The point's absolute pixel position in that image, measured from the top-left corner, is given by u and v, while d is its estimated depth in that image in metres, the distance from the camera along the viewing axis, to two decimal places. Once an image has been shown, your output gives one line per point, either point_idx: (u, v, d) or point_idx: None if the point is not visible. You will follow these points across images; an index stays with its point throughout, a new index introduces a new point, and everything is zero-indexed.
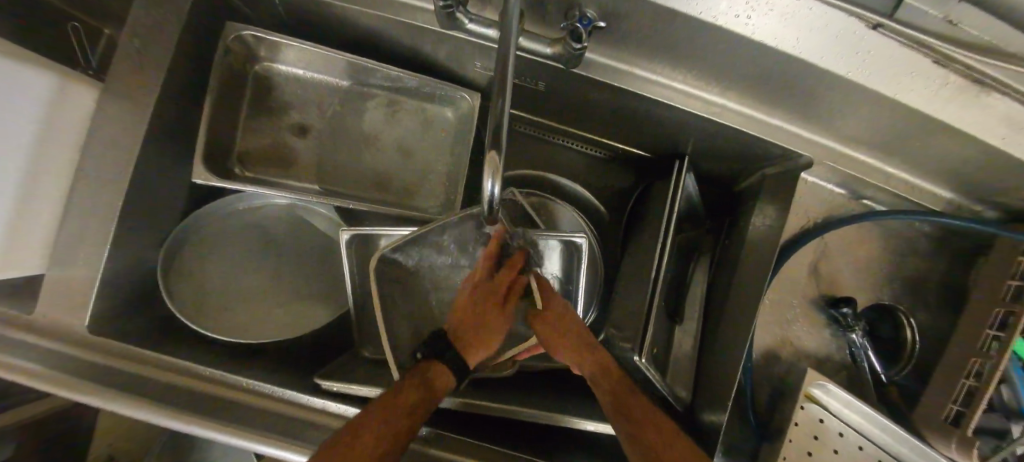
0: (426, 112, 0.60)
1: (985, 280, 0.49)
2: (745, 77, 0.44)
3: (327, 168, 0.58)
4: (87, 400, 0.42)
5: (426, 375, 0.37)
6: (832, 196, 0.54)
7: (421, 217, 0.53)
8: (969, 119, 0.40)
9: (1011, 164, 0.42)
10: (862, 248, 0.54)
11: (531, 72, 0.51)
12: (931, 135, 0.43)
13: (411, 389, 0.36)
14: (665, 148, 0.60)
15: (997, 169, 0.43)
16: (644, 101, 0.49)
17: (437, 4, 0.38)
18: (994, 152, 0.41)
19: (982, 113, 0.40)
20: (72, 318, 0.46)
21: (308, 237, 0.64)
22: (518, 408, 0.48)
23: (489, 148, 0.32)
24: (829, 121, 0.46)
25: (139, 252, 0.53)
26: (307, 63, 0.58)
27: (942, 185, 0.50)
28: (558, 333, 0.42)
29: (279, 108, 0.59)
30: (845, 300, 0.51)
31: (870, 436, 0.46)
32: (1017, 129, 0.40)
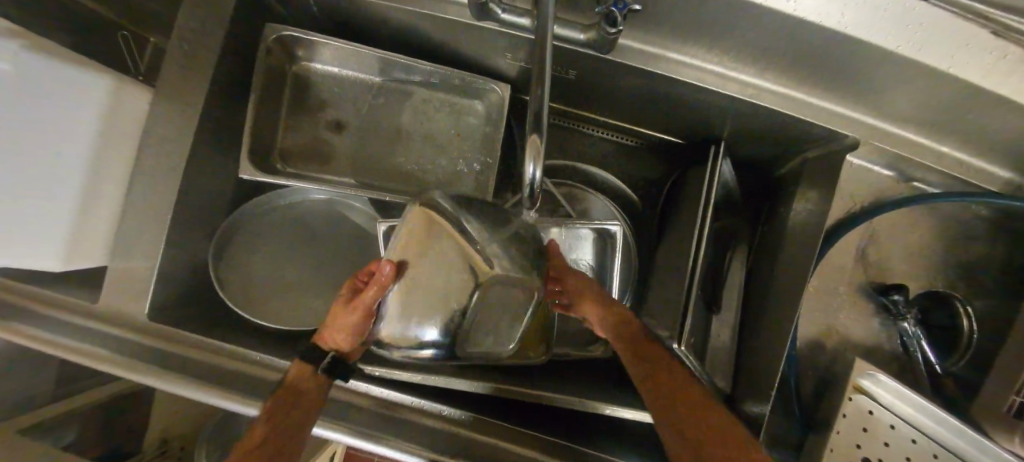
0: (457, 105, 0.61)
1: None
2: (788, 57, 0.43)
3: (362, 162, 0.60)
4: (144, 379, 0.45)
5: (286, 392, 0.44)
6: (880, 179, 0.51)
7: None
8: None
9: None
10: (913, 233, 0.52)
11: (562, 60, 0.51)
12: (992, 111, 0.41)
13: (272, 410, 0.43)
14: (700, 133, 0.58)
15: None
16: (677, 85, 0.49)
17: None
18: None
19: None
20: (134, 306, 0.49)
21: (346, 230, 0.66)
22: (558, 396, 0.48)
23: (530, 133, 0.33)
24: (876, 100, 0.44)
25: (191, 245, 0.57)
26: (342, 61, 0.59)
27: (1004, 165, 0.47)
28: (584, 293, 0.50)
29: (316, 105, 0.61)
30: (896, 286, 0.49)
31: (920, 427, 0.45)
32: None
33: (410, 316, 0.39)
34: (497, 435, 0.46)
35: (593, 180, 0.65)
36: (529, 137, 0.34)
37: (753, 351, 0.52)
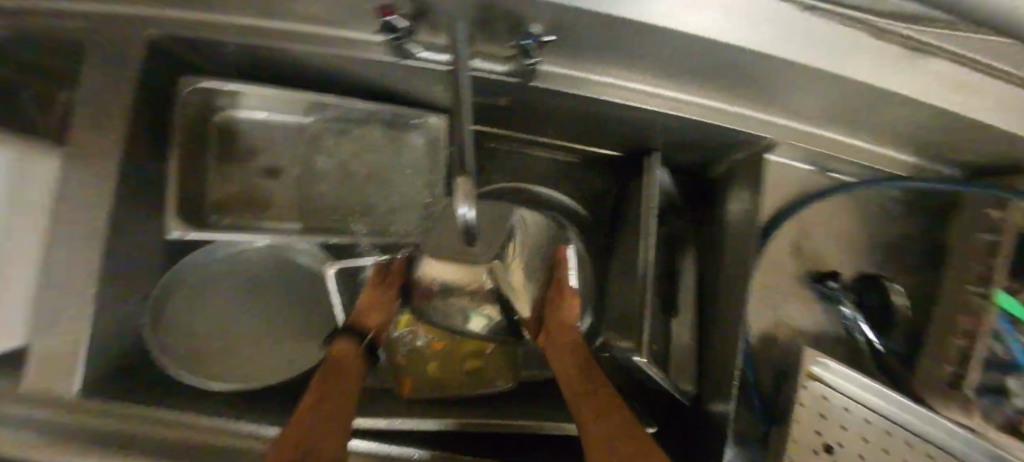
0: (397, 139, 0.61)
1: (962, 237, 0.50)
2: (699, 72, 0.45)
3: (306, 206, 0.59)
4: None
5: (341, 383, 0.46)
6: (803, 174, 0.54)
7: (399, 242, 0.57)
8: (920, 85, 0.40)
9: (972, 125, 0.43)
10: (840, 222, 0.55)
11: (492, 88, 0.51)
12: (890, 105, 0.43)
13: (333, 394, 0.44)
14: (634, 145, 0.60)
15: (961, 131, 0.44)
16: (605, 104, 0.50)
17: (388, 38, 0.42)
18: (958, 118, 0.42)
19: (939, 79, 0.40)
20: (53, 390, 0.44)
21: (293, 278, 0.63)
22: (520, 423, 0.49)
23: (460, 175, 0.34)
24: (784, 103, 0.47)
25: (119, 315, 0.52)
26: (272, 107, 0.57)
27: (906, 151, 0.51)
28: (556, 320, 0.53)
29: (249, 153, 0.59)
30: (830, 274, 0.51)
31: (873, 407, 0.46)
32: (970, 92, 0.41)
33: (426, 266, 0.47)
34: None
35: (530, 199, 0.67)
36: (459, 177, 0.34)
37: (711, 352, 0.53)
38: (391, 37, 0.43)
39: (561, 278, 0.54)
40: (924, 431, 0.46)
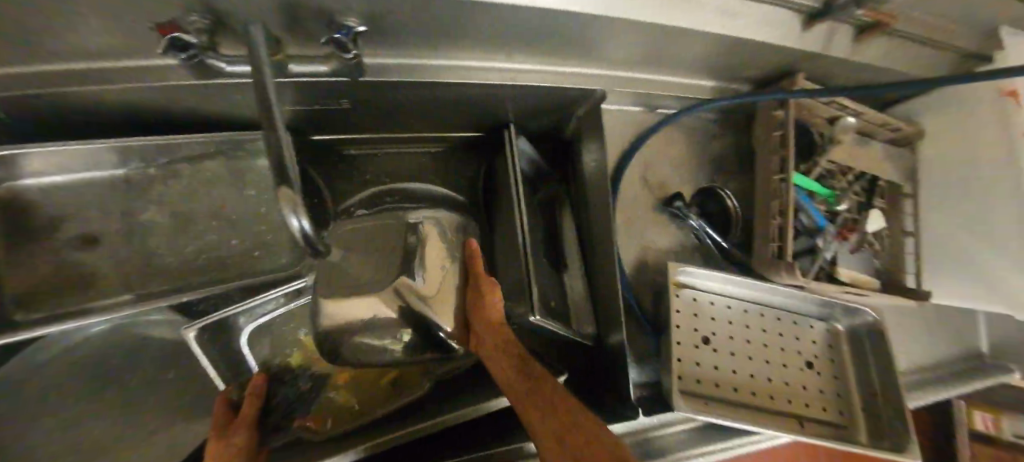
0: (240, 169, 0.56)
1: (760, 138, 0.60)
2: (518, 40, 0.47)
3: (142, 272, 0.50)
4: None
5: None
6: (635, 115, 0.61)
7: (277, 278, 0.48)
8: (698, 19, 0.46)
9: (741, 45, 0.51)
10: (674, 149, 0.63)
11: (324, 93, 0.49)
12: (679, 40, 0.49)
13: None
14: (490, 121, 0.62)
15: (736, 51, 0.53)
16: (444, 87, 0.50)
17: (177, 57, 0.36)
18: (731, 41, 0.50)
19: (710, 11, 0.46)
20: None
21: (157, 350, 0.57)
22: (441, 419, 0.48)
23: (281, 186, 0.33)
24: (599, 55, 0.52)
25: None
26: (63, 166, 0.48)
27: (705, 77, 0.60)
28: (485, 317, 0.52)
29: (47, 226, 0.49)
30: (677, 195, 0.58)
31: (730, 295, 0.56)
32: (735, 18, 0.48)
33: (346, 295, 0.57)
34: None
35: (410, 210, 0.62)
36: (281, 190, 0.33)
37: (599, 290, 0.58)
38: (180, 57, 0.37)
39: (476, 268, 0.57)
40: (769, 300, 0.56)
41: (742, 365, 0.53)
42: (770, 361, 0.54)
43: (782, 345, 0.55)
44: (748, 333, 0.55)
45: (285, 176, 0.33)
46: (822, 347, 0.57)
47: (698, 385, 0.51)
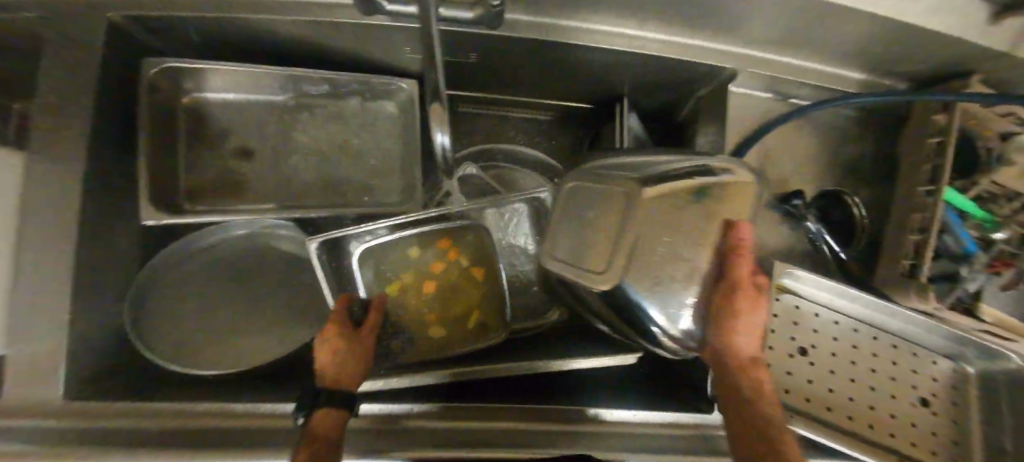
0: (368, 111, 0.60)
1: (909, 146, 0.54)
2: (663, 7, 0.46)
3: (282, 188, 0.57)
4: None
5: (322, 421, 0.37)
6: (763, 103, 0.57)
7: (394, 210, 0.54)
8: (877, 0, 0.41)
9: (919, 35, 0.45)
10: (800, 145, 0.58)
11: (463, 44, 0.51)
12: (842, 22, 0.45)
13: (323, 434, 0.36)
14: (606, 93, 0.61)
15: (909, 42, 0.46)
16: (573, 49, 0.50)
17: None
18: (909, 29, 0.44)
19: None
20: (37, 390, 0.42)
21: (274, 262, 0.61)
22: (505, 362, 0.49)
23: (432, 103, 0.41)
24: (740, 32, 0.49)
25: (103, 311, 0.51)
26: (236, 86, 0.56)
27: (855, 70, 0.54)
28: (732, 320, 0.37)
29: (217, 135, 0.57)
30: (796, 192, 0.54)
31: (840, 309, 0.51)
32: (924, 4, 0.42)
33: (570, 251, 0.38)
34: (477, 419, 0.45)
35: (627, 164, 0.39)
36: (432, 106, 0.41)
37: None
38: None
39: (739, 272, 0.36)
40: (886, 325, 0.50)
41: (839, 385, 0.50)
42: (876, 389, 0.50)
43: (892, 375, 0.50)
44: (852, 354, 0.51)
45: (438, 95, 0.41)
46: (942, 386, 0.50)
47: (786, 394, 0.49)
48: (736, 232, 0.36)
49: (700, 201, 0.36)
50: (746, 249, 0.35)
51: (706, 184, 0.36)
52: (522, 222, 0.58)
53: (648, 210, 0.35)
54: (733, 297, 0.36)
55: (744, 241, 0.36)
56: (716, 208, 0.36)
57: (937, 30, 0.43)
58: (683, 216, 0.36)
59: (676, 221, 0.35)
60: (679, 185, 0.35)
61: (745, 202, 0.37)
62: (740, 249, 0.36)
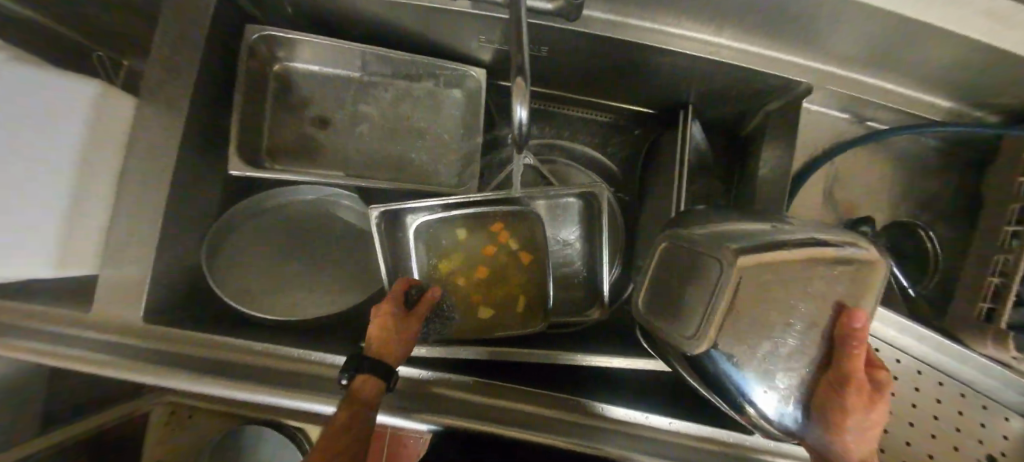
0: (436, 95, 0.63)
1: (998, 183, 0.51)
2: (743, 14, 0.45)
3: (349, 156, 0.61)
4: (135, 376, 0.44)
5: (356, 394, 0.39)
6: (836, 123, 0.56)
7: (451, 190, 0.56)
8: (978, 24, 0.39)
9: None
10: (867, 172, 0.57)
11: (536, 37, 0.52)
12: (937, 44, 0.42)
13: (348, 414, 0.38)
14: (670, 100, 0.61)
15: (1012, 73, 0.43)
16: (643, 49, 0.51)
17: None
18: (1014, 57, 0.41)
19: (997, 17, 0.39)
20: (124, 312, 0.47)
21: (334, 225, 0.65)
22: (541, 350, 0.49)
23: (516, 76, 0.40)
24: (821, 45, 0.47)
25: (183, 250, 0.56)
26: (321, 58, 0.60)
27: (945, 98, 0.51)
28: (842, 423, 0.32)
29: (299, 103, 0.62)
30: (864, 220, 0.53)
31: (906, 349, 0.47)
32: None
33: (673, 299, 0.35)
34: (513, 399, 0.46)
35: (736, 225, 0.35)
36: (514, 79, 0.41)
37: None
38: None
39: (853, 366, 0.31)
40: (956, 371, 0.47)
41: (894, 426, 0.47)
42: (936, 437, 0.46)
43: (956, 425, 0.47)
44: (914, 396, 0.47)
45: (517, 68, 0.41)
46: (1012, 445, 0.46)
47: None
48: (848, 320, 0.31)
49: (817, 277, 0.31)
50: (861, 341, 0.30)
51: (825, 258, 0.31)
52: (574, 214, 0.59)
53: (753, 280, 0.30)
54: (842, 393, 0.31)
55: (859, 331, 0.31)
56: (832, 287, 0.31)
57: None
58: (784, 292, 0.31)
59: (789, 291, 0.31)
60: (792, 258, 0.30)
61: (870, 283, 0.32)
62: (857, 341, 0.31)
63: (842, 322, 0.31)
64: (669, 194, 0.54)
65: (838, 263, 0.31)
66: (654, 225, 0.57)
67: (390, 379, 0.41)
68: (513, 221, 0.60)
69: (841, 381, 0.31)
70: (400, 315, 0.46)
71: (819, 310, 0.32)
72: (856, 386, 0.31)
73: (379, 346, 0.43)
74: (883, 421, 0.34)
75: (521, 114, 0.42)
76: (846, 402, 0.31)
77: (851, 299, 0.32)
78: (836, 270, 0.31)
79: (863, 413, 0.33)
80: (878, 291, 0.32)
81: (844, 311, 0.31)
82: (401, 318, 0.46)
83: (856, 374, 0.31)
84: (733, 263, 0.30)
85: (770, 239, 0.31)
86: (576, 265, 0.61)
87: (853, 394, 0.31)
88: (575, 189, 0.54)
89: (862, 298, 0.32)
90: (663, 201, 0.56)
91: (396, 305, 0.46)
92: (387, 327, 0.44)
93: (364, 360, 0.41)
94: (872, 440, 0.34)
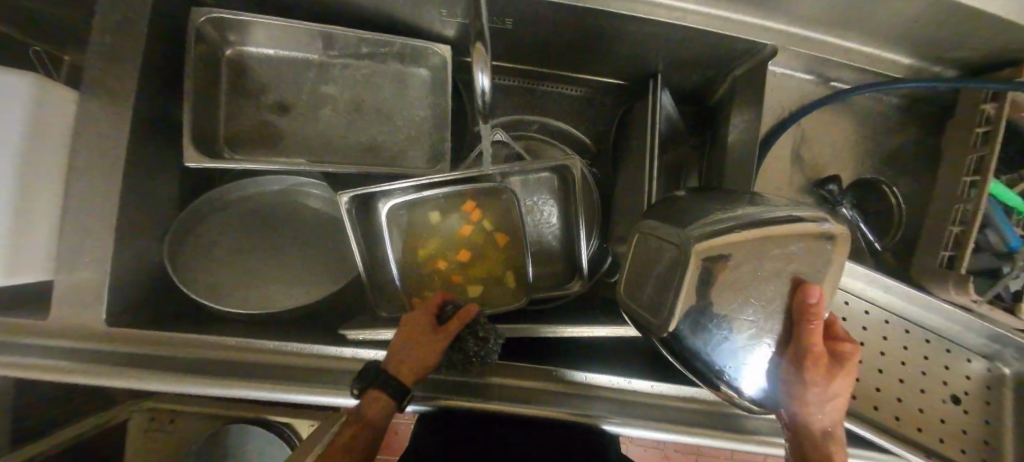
0: (401, 75, 0.61)
1: (954, 136, 0.52)
2: None
3: (314, 142, 0.58)
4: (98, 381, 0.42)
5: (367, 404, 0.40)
6: (801, 85, 0.56)
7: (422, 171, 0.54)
8: None
9: (976, 16, 0.43)
10: (831, 132, 0.58)
11: (499, 8, 0.51)
12: None
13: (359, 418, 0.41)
14: (639, 69, 0.61)
15: (965, 25, 0.44)
16: (608, 17, 0.50)
17: None
18: (967, 9, 0.42)
19: None
20: (81, 317, 0.45)
21: (305, 215, 0.63)
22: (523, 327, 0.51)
23: (476, 42, 0.40)
24: (784, 5, 0.47)
25: (143, 250, 0.53)
26: (276, 40, 0.58)
27: (903, 54, 0.52)
28: (805, 394, 0.33)
29: (257, 88, 0.59)
30: (830, 179, 0.55)
31: (873, 300, 0.49)
32: None
33: (645, 272, 0.35)
34: (497, 375, 0.46)
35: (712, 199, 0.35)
36: (474, 45, 0.40)
37: None
38: None
39: (811, 340, 0.31)
40: (921, 318, 0.49)
41: (866, 374, 0.49)
42: (905, 382, 0.48)
43: (922, 369, 0.49)
44: (882, 346, 0.49)
45: (480, 33, 0.40)
46: (973, 385, 0.49)
47: None
48: (804, 294, 0.31)
49: (778, 254, 0.31)
50: (814, 316, 0.30)
51: (785, 236, 0.30)
52: (552, 192, 0.59)
53: (713, 258, 0.30)
54: (801, 366, 0.32)
55: (814, 305, 0.31)
56: (792, 263, 0.31)
57: (997, 11, 0.41)
58: (745, 272, 0.31)
59: (750, 269, 0.31)
60: (751, 235, 0.30)
61: (833, 258, 0.31)
62: (813, 316, 0.31)
63: (797, 296, 0.31)
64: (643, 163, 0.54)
65: (799, 239, 0.30)
66: (631, 197, 0.57)
67: (403, 398, 0.41)
68: (489, 201, 0.59)
69: (800, 354, 0.32)
70: (429, 332, 0.44)
71: (777, 287, 0.32)
72: (813, 358, 0.31)
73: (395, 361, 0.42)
74: (849, 395, 0.34)
75: (483, 83, 0.42)
76: (806, 375, 0.32)
77: (809, 275, 0.31)
78: (798, 248, 0.31)
79: (824, 386, 0.33)
80: (841, 265, 0.32)
81: (801, 287, 0.31)
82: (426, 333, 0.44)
83: (811, 347, 0.31)
84: (691, 245, 0.30)
85: (730, 218, 0.31)
86: (556, 242, 0.61)
87: (812, 367, 0.32)
88: (550, 165, 0.53)
89: (823, 274, 0.32)
90: (637, 172, 0.56)
91: (424, 320, 0.45)
92: (408, 343, 0.43)
93: (379, 375, 0.41)
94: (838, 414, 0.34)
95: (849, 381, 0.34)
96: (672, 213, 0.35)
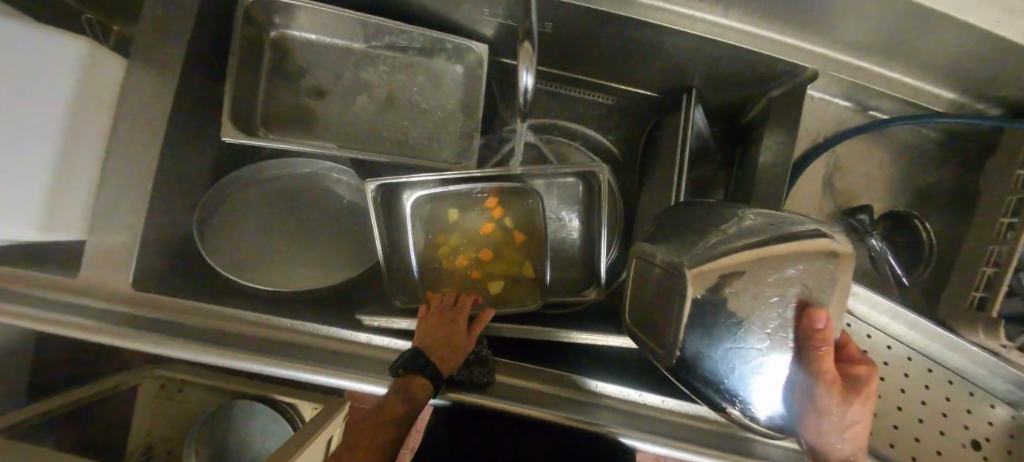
0: (436, 70, 0.62)
1: (995, 175, 0.51)
2: None
3: (346, 129, 0.59)
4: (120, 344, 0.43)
5: (409, 386, 0.40)
6: (837, 112, 0.56)
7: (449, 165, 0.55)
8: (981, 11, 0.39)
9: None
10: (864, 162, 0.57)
11: (542, 12, 0.52)
12: (944, 30, 0.42)
13: (395, 403, 0.39)
14: (674, 83, 0.61)
15: (1015, 63, 0.43)
16: (648, 29, 0.50)
17: None
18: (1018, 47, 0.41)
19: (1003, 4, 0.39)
20: (109, 278, 0.46)
21: (330, 199, 0.64)
22: (536, 329, 0.51)
23: (524, 42, 0.40)
24: (829, 29, 0.47)
25: (172, 219, 0.54)
26: (319, 26, 0.59)
27: (947, 88, 0.51)
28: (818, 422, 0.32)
29: (295, 72, 0.60)
30: (862, 208, 0.54)
31: (896, 335, 0.49)
32: None
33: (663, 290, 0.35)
34: (510, 374, 0.47)
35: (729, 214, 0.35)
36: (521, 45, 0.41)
37: None
38: None
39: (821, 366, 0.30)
40: (943, 358, 0.48)
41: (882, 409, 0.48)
42: (924, 421, 0.47)
43: (942, 410, 0.48)
44: (901, 381, 0.49)
45: (528, 35, 0.41)
46: (996, 431, 0.47)
47: None
48: (810, 320, 0.29)
49: (783, 276, 0.30)
50: (823, 342, 0.29)
51: (791, 254, 0.30)
52: (576, 197, 0.59)
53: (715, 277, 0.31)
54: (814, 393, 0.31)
55: (821, 331, 0.29)
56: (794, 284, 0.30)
57: None
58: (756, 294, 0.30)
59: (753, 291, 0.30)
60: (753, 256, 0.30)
61: (837, 278, 0.30)
62: (820, 342, 0.29)
63: (802, 321, 0.30)
64: (672, 175, 0.54)
65: (805, 257, 0.30)
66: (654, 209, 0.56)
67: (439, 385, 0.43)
68: (512, 201, 0.59)
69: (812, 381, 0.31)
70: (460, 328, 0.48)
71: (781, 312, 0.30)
72: (826, 385, 0.31)
73: (427, 347, 0.44)
74: (865, 420, 0.33)
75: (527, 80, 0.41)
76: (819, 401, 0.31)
77: (812, 299, 0.30)
78: (800, 269, 0.30)
79: (839, 412, 0.32)
80: (843, 287, 0.30)
81: (806, 312, 0.30)
82: (455, 328, 0.48)
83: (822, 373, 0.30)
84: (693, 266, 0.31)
85: (737, 237, 0.32)
86: (574, 247, 0.61)
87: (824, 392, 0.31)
88: (575, 169, 0.53)
89: (824, 295, 0.30)
90: (663, 184, 0.56)
91: (452, 316, 0.49)
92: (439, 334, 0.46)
93: (420, 359, 0.42)
94: (859, 439, 0.33)
95: (865, 406, 0.33)
96: (683, 232, 0.36)
